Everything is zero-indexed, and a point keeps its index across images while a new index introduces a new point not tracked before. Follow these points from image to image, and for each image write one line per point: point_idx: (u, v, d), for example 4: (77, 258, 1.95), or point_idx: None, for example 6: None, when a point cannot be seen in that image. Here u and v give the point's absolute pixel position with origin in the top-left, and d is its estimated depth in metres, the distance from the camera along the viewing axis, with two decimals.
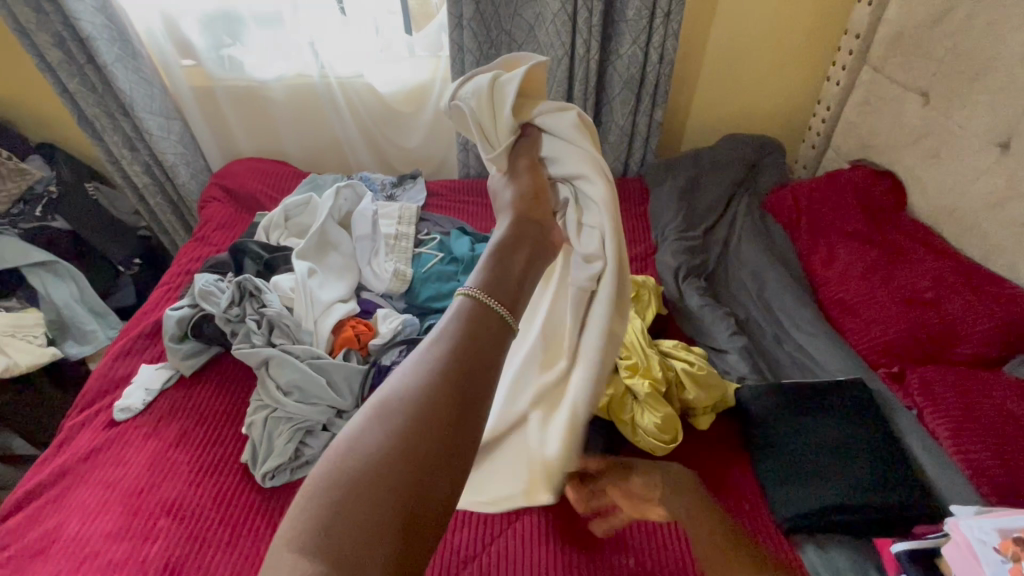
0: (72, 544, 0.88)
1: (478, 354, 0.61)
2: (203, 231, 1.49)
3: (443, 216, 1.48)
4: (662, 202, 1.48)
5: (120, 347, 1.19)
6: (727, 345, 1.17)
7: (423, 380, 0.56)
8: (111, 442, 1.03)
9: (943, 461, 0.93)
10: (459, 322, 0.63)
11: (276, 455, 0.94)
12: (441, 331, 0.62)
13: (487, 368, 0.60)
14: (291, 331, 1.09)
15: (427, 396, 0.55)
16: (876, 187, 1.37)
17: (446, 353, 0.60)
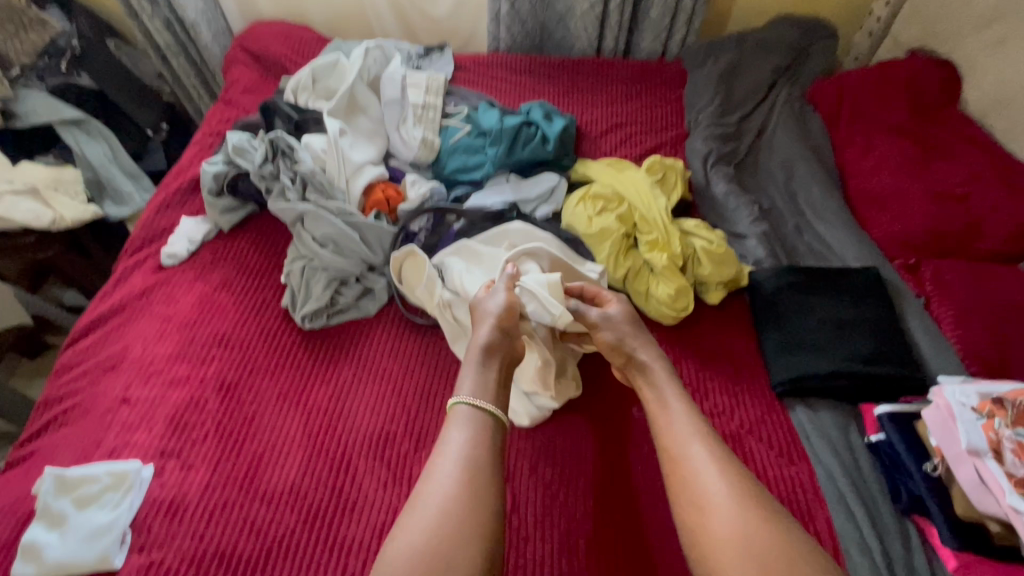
0: (138, 364, 0.99)
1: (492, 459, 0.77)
2: (230, 93, 1.47)
3: (470, 91, 1.44)
4: (700, 87, 1.43)
5: (162, 200, 1.24)
6: (747, 232, 1.18)
7: (421, 535, 0.68)
8: (161, 283, 1.11)
9: (940, 343, 0.98)
10: (471, 434, 0.79)
11: (315, 299, 1.02)
12: (455, 450, 0.76)
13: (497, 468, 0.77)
14: (324, 188, 1.13)
15: (461, 507, 0.71)
16: (931, 78, 1.29)
17: (462, 471, 0.74)
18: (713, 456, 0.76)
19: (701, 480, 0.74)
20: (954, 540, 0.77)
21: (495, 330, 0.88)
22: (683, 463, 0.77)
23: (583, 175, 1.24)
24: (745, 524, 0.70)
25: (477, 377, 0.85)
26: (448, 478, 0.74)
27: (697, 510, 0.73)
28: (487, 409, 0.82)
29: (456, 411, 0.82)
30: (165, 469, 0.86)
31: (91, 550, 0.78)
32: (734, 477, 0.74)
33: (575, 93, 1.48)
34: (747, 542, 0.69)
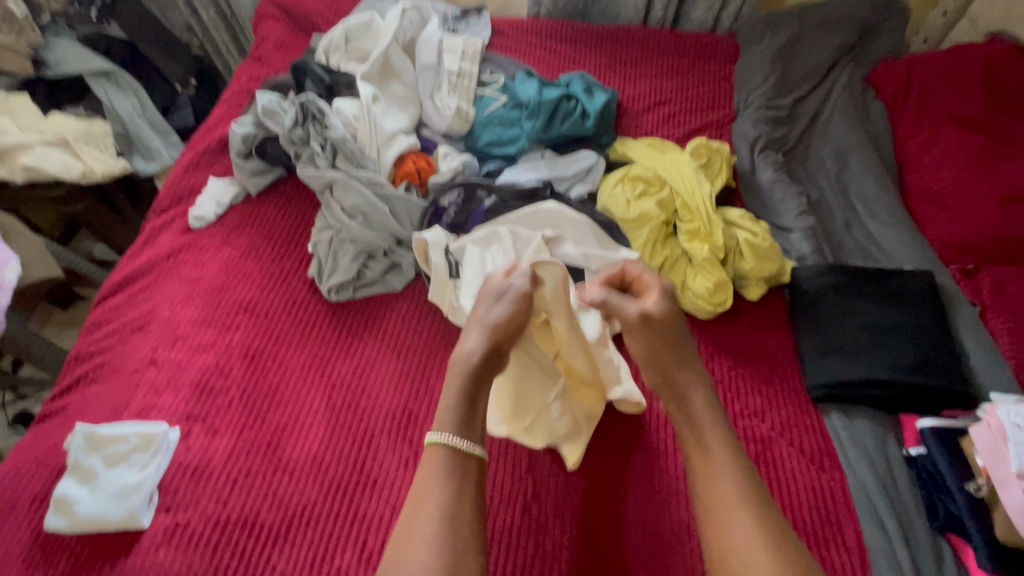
0: (165, 326, 0.99)
1: (462, 508, 0.67)
2: (261, 50, 1.43)
3: (507, 59, 1.37)
4: (752, 65, 1.35)
5: (190, 160, 1.23)
6: (793, 225, 1.12)
7: None
8: (189, 245, 1.10)
9: (994, 355, 0.93)
10: (447, 480, 0.68)
11: (343, 273, 1.00)
12: (436, 506, 0.66)
13: (471, 509, 0.68)
14: (355, 157, 1.10)
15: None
16: (1008, 66, 1.19)
17: (438, 533, 0.64)
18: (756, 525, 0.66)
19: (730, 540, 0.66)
20: (991, 565, 0.74)
21: (513, 307, 0.79)
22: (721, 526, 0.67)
23: (623, 154, 1.18)
24: None
25: (461, 403, 0.73)
26: (424, 525, 0.65)
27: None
28: (450, 443, 0.70)
29: (430, 448, 0.71)
30: (191, 434, 0.87)
31: (119, 508, 0.79)
32: (772, 543, 0.65)
33: (618, 65, 1.40)
34: None
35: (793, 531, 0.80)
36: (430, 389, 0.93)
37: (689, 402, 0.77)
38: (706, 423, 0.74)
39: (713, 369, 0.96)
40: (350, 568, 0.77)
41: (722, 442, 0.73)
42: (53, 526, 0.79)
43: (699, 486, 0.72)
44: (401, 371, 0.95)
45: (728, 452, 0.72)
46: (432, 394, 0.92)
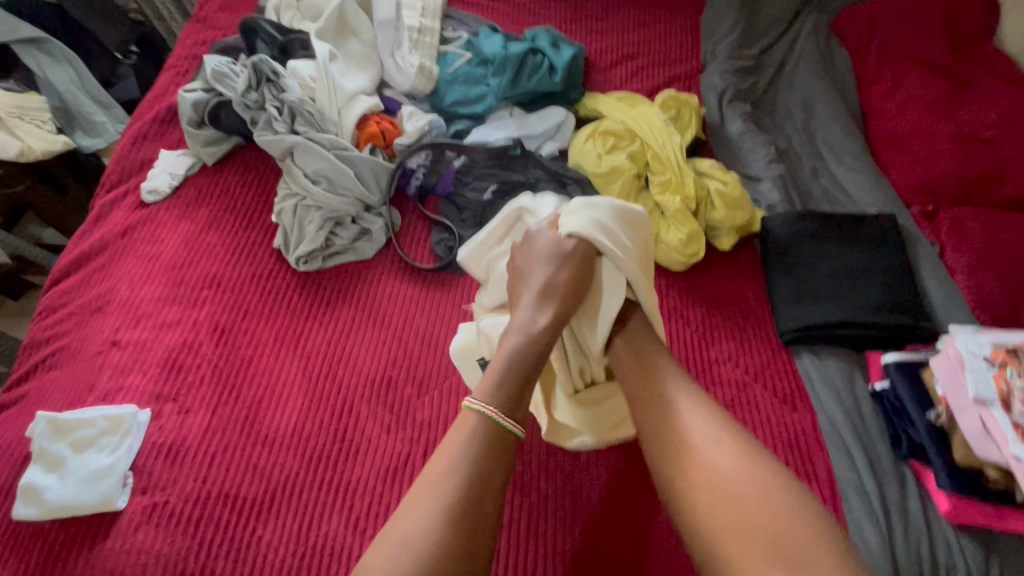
0: (125, 306, 0.94)
1: (482, 504, 0.62)
2: (206, 10, 1.33)
3: (470, 14, 1.32)
4: (719, 15, 1.33)
5: (138, 130, 1.15)
6: (762, 174, 1.12)
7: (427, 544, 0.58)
8: (144, 221, 1.05)
9: (951, 291, 0.97)
10: (471, 457, 0.65)
11: (309, 240, 0.97)
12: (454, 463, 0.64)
13: (493, 503, 0.63)
14: (314, 120, 1.05)
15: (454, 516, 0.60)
16: (968, 9, 1.21)
17: (453, 488, 0.62)
18: (714, 433, 0.67)
19: (699, 453, 0.66)
20: (950, 485, 0.78)
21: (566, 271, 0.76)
22: (690, 443, 0.67)
23: (592, 109, 1.15)
24: (759, 508, 0.61)
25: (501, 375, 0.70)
26: (431, 495, 0.62)
27: (705, 487, 0.64)
28: (509, 425, 0.68)
29: (465, 417, 0.69)
30: (162, 413, 0.84)
31: (93, 492, 0.77)
32: (752, 457, 0.65)
33: (584, 19, 1.36)
34: (768, 518, 0.60)
35: None
36: (410, 355, 0.92)
37: (681, 405, 0.70)
38: (710, 443, 0.66)
39: (688, 319, 0.97)
40: (338, 535, 0.76)
41: (735, 455, 0.65)
42: (23, 515, 0.76)
43: (650, 433, 0.70)
44: (378, 341, 0.92)
45: (737, 464, 0.64)
46: (411, 361, 0.91)
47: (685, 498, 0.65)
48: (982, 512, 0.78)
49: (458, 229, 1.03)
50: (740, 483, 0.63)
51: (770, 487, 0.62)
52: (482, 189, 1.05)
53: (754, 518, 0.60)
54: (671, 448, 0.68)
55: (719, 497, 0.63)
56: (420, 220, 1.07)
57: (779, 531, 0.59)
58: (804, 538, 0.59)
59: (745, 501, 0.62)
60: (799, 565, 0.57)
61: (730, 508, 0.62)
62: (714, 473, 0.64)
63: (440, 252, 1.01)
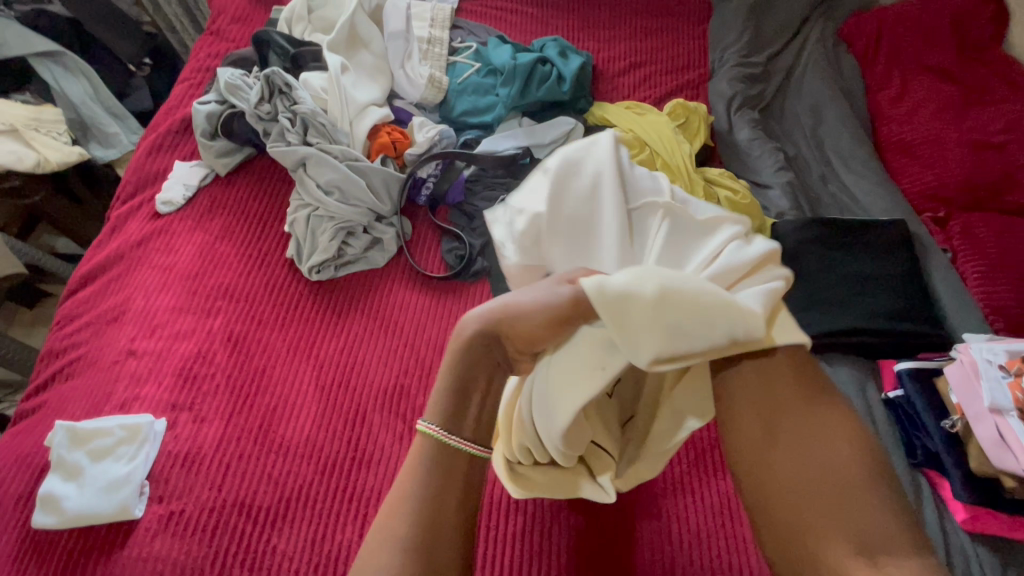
0: (141, 315, 0.96)
1: (444, 500, 0.63)
2: (219, 23, 1.36)
3: (479, 25, 1.33)
4: (727, 23, 1.34)
5: (153, 142, 1.17)
6: (771, 182, 1.12)
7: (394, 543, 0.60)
8: (158, 231, 1.06)
9: (964, 298, 0.97)
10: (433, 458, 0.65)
11: (322, 250, 0.98)
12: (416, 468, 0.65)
13: (455, 508, 0.63)
14: (326, 131, 1.06)
15: (417, 516, 0.61)
16: (978, 13, 1.20)
17: (418, 490, 0.63)
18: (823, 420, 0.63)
19: (803, 437, 0.62)
20: (966, 494, 0.78)
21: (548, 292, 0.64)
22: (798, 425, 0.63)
23: (601, 118, 1.16)
24: (860, 502, 0.58)
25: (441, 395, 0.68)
26: (400, 500, 0.63)
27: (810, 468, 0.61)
28: (461, 447, 0.66)
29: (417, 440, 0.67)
30: (178, 422, 0.85)
31: (109, 501, 0.78)
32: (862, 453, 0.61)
33: (592, 28, 1.37)
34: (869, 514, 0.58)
35: None
36: (423, 363, 0.92)
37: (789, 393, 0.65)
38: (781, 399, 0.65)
39: None
40: (352, 543, 0.77)
41: (843, 443, 0.62)
42: (42, 524, 0.77)
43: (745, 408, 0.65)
44: (394, 348, 0.93)
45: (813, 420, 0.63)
46: (424, 367, 0.92)
47: (779, 471, 0.62)
48: (999, 522, 0.77)
49: (467, 238, 1.04)
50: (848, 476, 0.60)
51: (875, 485, 0.59)
52: (492, 198, 1.06)
53: (851, 510, 0.58)
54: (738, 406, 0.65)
55: (821, 479, 0.60)
56: (431, 229, 1.08)
57: (876, 529, 0.57)
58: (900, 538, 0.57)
59: (847, 491, 0.59)
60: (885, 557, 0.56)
61: (828, 492, 0.59)
62: (819, 458, 0.61)
63: (450, 261, 1.02)
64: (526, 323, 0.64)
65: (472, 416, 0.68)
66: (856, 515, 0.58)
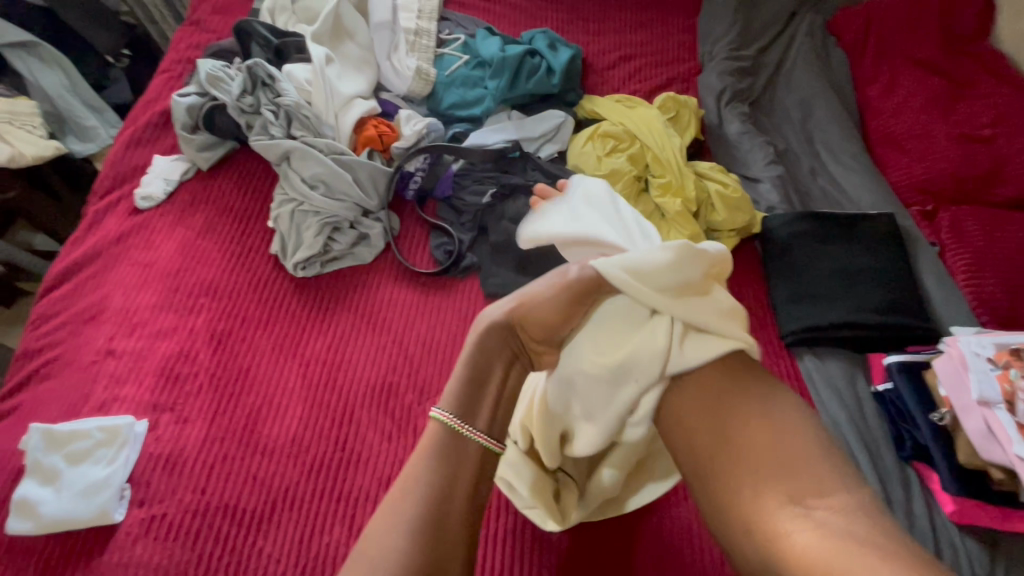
0: (119, 314, 0.93)
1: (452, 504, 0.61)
2: (199, 13, 1.32)
3: (466, 16, 1.31)
4: (717, 15, 1.33)
5: (131, 135, 1.14)
6: (762, 175, 1.12)
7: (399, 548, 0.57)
8: (139, 227, 1.03)
9: (951, 290, 0.97)
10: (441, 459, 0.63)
11: (307, 246, 0.96)
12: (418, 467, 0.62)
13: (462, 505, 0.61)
14: (311, 124, 1.04)
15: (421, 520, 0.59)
16: (966, 7, 1.21)
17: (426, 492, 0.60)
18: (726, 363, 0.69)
19: (702, 383, 0.68)
20: (954, 486, 0.78)
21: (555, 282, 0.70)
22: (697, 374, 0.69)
23: (591, 111, 1.15)
24: (757, 437, 0.64)
25: (456, 385, 0.68)
26: (401, 505, 0.60)
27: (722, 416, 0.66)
28: (472, 437, 0.65)
29: (428, 426, 0.67)
30: (159, 423, 0.83)
31: (89, 506, 0.75)
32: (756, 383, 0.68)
33: (582, 20, 1.35)
34: (771, 436, 0.64)
35: None
36: (411, 364, 0.90)
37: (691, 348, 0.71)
38: (721, 369, 0.68)
39: None
40: (340, 546, 0.75)
41: (738, 375, 0.68)
42: (17, 530, 0.75)
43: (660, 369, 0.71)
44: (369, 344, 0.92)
45: (745, 389, 0.67)
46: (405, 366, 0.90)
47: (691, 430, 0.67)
48: (987, 513, 0.77)
49: (457, 233, 1.03)
50: (757, 415, 0.65)
51: (776, 418, 0.65)
52: (481, 193, 1.05)
53: (755, 450, 0.63)
54: (681, 392, 0.68)
55: (724, 425, 0.65)
56: (419, 225, 1.06)
57: (774, 455, 0.63)
58: (807, 463, 0.62)
59: (748, 429, 0.64)
60: (791, 478, 0.61)
61: (733, 438, 0.64)
62: (717, 397, 0.67)
63: (439, 256, 1.01)
64: (544, 309, 0.69)
65: (486, 411, 0.67)
66: (799, 469, 0.61)
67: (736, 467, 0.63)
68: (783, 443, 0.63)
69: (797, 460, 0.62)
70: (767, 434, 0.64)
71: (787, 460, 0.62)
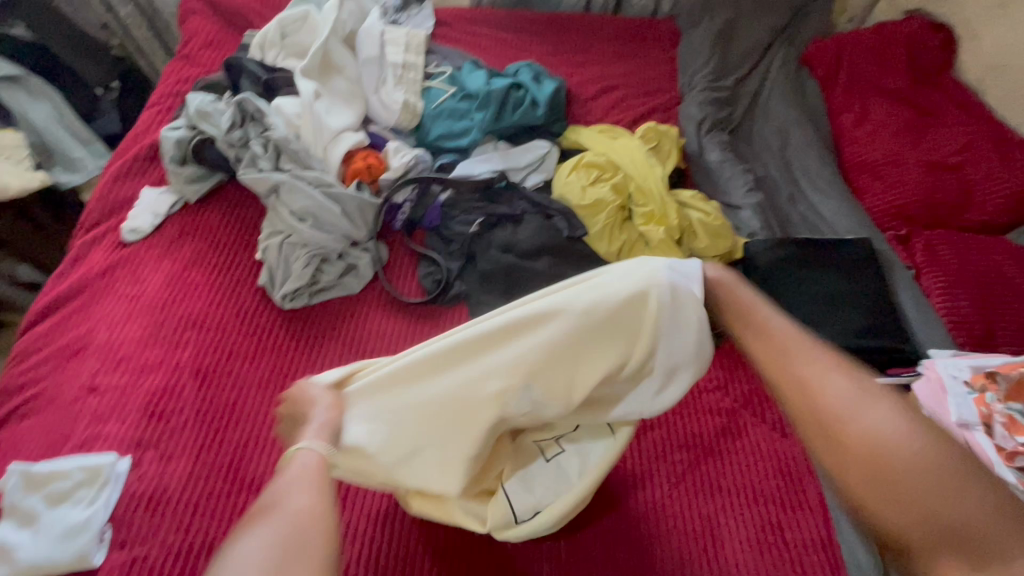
0: (104, 349, 0.92)
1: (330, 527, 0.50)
2: (189, 48, 1.34)
3: (453, 50, 1.35)
4: (696, 48, 1.38)
5: (119, 168, 1.14)
6: (742, 202, 1.15)
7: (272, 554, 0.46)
8: (125, 260, 1.03)
9: (928, 312, 1.00)
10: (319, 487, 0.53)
11: (295, 278, 0.96)
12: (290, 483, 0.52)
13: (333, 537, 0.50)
14: (300, 157, 1.05)
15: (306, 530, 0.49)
16: (929, 40, 1.27)
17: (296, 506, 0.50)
18: (862, 394, 0.57)
19: (841, 421, 0.56)
20: None
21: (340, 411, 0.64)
22: (830, 396, 0.57)
23: (575, 141, 1.18)
24: (942, 490, 0.54)
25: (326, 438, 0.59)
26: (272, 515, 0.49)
27: (871, 456, 0.54)
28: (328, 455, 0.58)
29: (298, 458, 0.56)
30: (142, 461, 0.82)
31: (67, 549, 0.74)
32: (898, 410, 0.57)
33: (565, 52, 1.40)
34: (937, 474, 0.54)
35: (762, 499, 0.83)
36: None
37: (814, 376, 0.58)
38: (861, 405, 0.57)
39: None
40: None
41: (878, 410, 0.57)
42: None
43: (786, 402, 0.59)
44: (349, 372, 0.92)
45: (901, 430, 0.56)
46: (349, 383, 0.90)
47: (844, 473, 0.55)
48: None
49: (445, 262, 1.03)
50: (907, 455, 0.54)
51: (944, 459, 0.55)
52: (468, 222, 1.06)
53: (914, 509, 0.53)
54: (815, 420, 0.57)
55: (903, 474, 0.54)
56: (409, 257, 1.07)
57: (960, 523, 0.53)
58: (995, 519, 0.53)
59: (913, 479, 0.54)
60: (972, 544, 0.52)
61: (888, 502, 0.53)
62: (866, 439, 0.55)
63: (428, 286, 1.02)
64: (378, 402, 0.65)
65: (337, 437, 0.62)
66: (981, 544, 0.52)
67: (853, 490, 0.55)
68: (973, 484, 0.54)
69: (992, 530, 0.53)
70: (964, 486, 0.54)
71: (998, 499, 0.55)
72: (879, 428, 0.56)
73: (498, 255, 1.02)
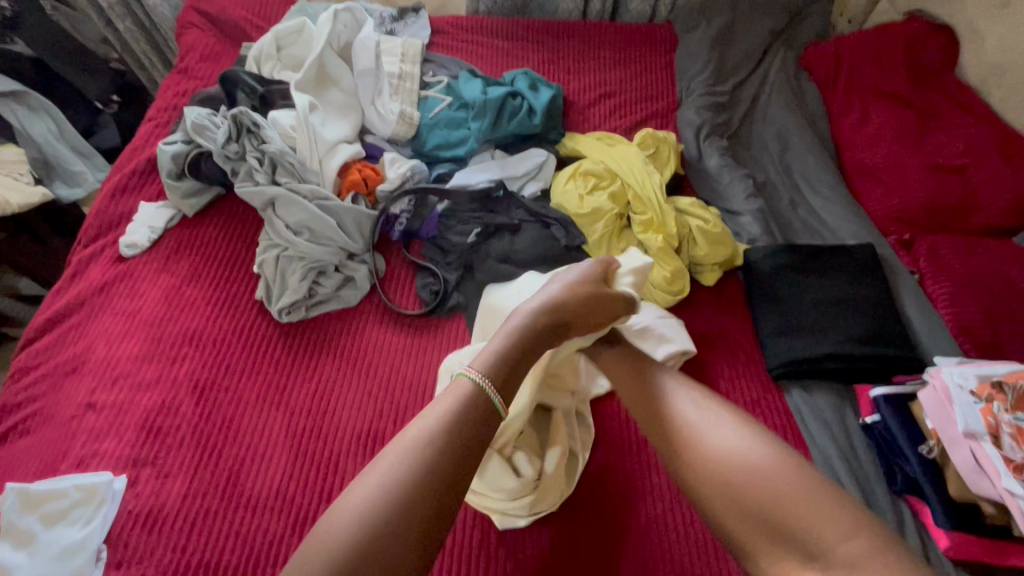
0: (101, 366, 0.92)
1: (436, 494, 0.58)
2: (186, 61, 1.34)
3: (449, 58, 1.35)
4: (693, 52, 1.37)
5: (117, 183, 1.15)
6: (742, 208, 1.14)
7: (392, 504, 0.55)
8: (122, 276, 1.03)
9: (932, 318, 0.98)
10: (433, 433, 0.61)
11: (292, 292, 0.96)
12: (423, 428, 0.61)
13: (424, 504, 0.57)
14: (295, 170, 1.05)
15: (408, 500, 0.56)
16: (927, 42, 1.26)
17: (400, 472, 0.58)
18: (716, 404, 0.71)
19: (707, 448, 0.67)
20: (948, 522, 0.77)
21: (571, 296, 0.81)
22: (705, 453, 0.67)
23: (572, 149, 1.17)
24: (750, 514, 0.62)
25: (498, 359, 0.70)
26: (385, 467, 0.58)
27: (723, 490, 0.64)
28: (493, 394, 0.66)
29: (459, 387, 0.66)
30: (139, 479, 0.81)
31: (62, 570, 0.73)
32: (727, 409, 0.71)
33: (562, 59, 1.39)
34: (765, 482, 0.63)
35: None
36: (387, 409, 0.89)
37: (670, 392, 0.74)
38: (726, 430, 0.68)
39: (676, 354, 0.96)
40: None
41: (752, 438, 0.67)
42: None
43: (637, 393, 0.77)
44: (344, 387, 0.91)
45: (751, 449, 0.66)
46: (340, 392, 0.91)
47: (712, 494, 0.65)
48: (983, 548, 0.76)
49: (442, 273, 1.03)
50: (740, 459, 0.66)
51: (780, 470, 0.64)
52: (466, 232, 1.05)
53: (735, 511, 0.63)
54: (670, 426, 0.71)
55: (726, 483, 0.65)
56: (406, 268, 1.06)
57: (792, 525, 0.60)
58: (802, 514, 0.61)
59: (730, 507, 0.63)
60: (784, 535, 0.60)
61: (719, 504, 0.65)
62: (732, 466, 0.65)
63: (425, 297, 1.01)
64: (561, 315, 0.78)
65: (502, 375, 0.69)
66: (787, 532, 0.60)
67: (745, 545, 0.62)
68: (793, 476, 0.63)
69: (798, 521, 0.60)
70: (779, 481, 0.63)
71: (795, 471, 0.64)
72: (732, 448, 0.66)
73: (496, 266, 1.01)
